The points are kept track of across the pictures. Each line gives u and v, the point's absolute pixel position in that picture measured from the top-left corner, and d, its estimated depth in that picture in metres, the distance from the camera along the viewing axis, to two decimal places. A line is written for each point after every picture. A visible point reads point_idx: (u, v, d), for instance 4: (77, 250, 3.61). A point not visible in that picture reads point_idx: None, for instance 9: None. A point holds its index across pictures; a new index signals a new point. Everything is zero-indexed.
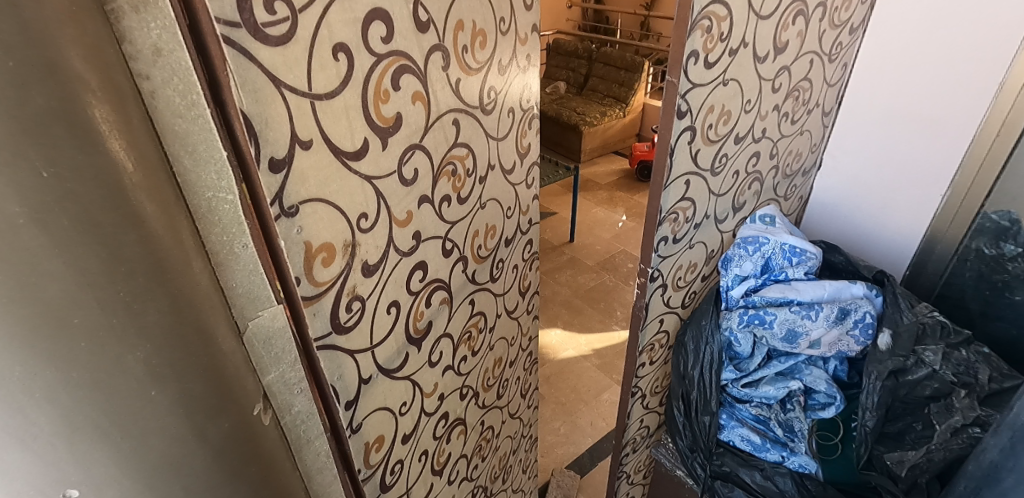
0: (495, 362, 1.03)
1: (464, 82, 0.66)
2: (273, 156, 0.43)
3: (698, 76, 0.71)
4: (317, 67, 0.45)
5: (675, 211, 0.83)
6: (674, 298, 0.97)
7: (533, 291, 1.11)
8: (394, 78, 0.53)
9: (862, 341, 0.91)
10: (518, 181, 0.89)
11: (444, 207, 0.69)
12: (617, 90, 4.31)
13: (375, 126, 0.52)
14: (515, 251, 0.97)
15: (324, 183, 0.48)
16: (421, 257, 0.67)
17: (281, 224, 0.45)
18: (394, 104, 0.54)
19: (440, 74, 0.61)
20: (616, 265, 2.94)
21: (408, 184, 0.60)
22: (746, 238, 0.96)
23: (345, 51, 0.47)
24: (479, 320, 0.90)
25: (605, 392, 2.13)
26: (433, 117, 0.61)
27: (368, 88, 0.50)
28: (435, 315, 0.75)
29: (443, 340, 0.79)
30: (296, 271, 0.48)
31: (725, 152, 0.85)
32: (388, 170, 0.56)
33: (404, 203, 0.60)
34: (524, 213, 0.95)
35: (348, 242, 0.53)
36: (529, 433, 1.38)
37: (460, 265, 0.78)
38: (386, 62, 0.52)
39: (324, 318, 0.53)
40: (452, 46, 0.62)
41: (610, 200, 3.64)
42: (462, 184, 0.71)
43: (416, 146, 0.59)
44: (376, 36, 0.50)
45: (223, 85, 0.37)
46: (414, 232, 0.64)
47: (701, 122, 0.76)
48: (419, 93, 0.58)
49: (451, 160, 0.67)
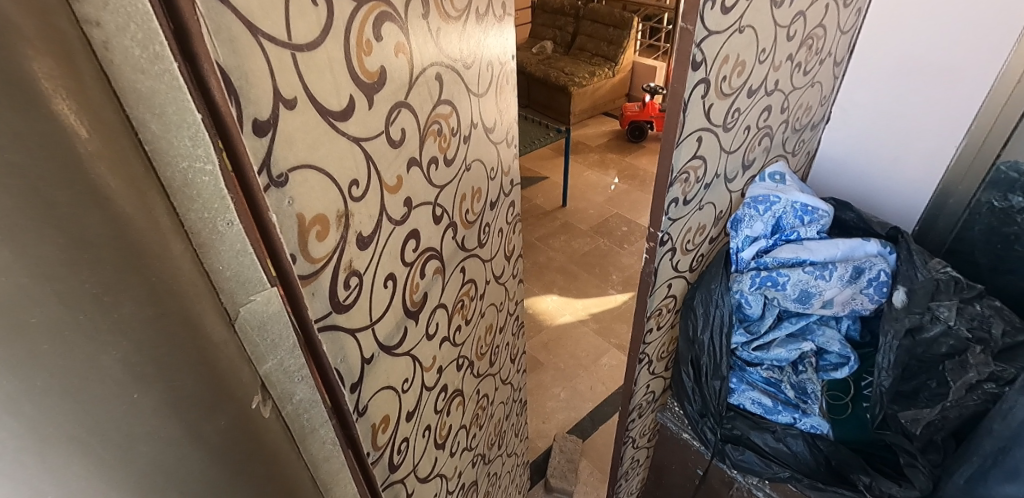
0: (486, 330, 1.01)
1: (444, 32, 0.61)
2: (257, 118, 0.37)
3: (714, 23, 0.65)
4: (295, 12, 0.38)
5: (687, 171, 0.78)
6: (683, 262, 0.94)
7: (517, 255, 1.10)
8: (375, 27, 0.48)
9: (876, 299, 0.90)
10: (499, 139, 0.86)
11: (433, 171, 0.64)
12: (606, 49, 4.17)
13: (361, 82, 0.47)
14: (499, 214, 0.93)
15: (313, 148, 0.43)
16: (414, 225, 0.62)
17: (271, 196, 0.39)
18: (377, 56, 0.49)
19: (420, 22, 0.55)
20: (610, 229, 2.91)
21: (396, 145, 0.55)
22: (756, 197, 0.92)
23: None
24: (471, 287, 0.87)
25: (603, 357, 2.14)
26: (416, 71, 0.56)
27: (350, 38, 0.45)
28: (430, 286, 0.71)
29: (439, 311, 0.76)
30: (291, 249, 0.43)
31: (737, 107, 0.80)
32: (377, 131, 0.51)
33: (394, 168, 0.55)
34: (507, 174, 0.93)
35: (342, 212, 0.48)
36: (518, 397, 1.37)
37: (450, 232, 0.73)
38: (366, 8, 0.46)
39: (323, 298, 0.48)
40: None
41: (601, 163, 3.57)
42: (448, 145, 0.66)
43: (402, 104, 0.54)
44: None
45: (195, 36, 0.31)
46: (405, 199, 0.59)
47: (716, 75, 0.71)
48: (401, 44, 0.52)
49: (437, 119, 0.62)
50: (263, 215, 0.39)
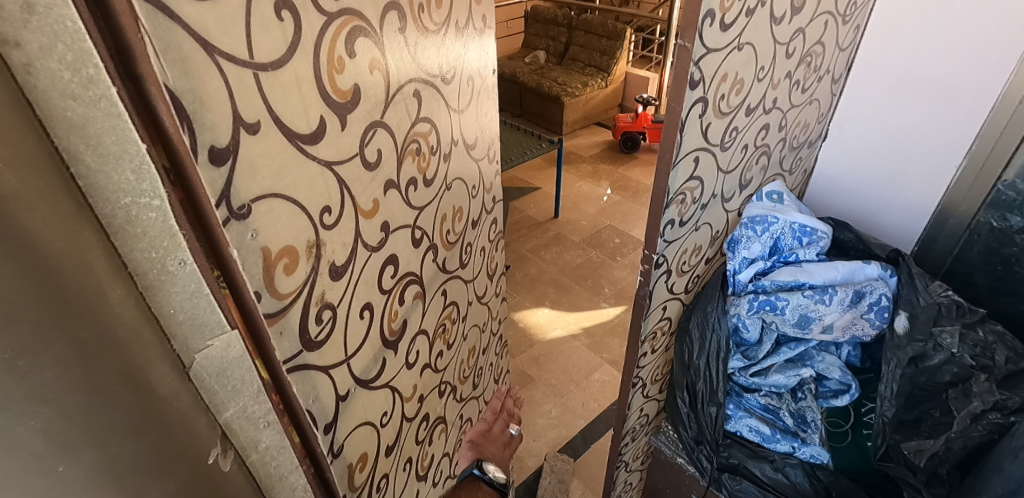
0: (469, 352, 0.97)
1: (423, 47, 0.58)
2: (213, 144, 0.33)
3: (713, 40, 0.62)
4: (257, 26, 0.35)
5: (683, 191, 0.75)
6: (678, 283, 0.91)
7: (500, 273, 1.07)
8: (348, 42, 0.44)
9: (878, 325, 0.87)
10: (480, 156, 0.84)
11: (411, 192, 0.60)
12: (599, 59, 4.17)
13: (332, 102, 0.43)
14: (481, 233, 0.90)
15: (279, 174, 0.39)
16: (392, 250, 0.59)
17: (231, 230, 0.35)
18: (350, 73, 0.45)
19: (396, 37, 0.52)
20: (602, 240, 2.88)
21: (372, 167, 0.51)
22: (754, 217, 0.89)
23: (289, 8, 0.37)
24: (453, 310, 0.83)
25: (595, 372, 2.10)
26: (393, 88, 0.52)
27: (320, 55, 0.41)
28: (410, 313, 0.67)
29: (419, 338, 0.72)
30: (254, 286, 0.39)
31: (735, 125, 0.77)
32: (350, 154, 0.47)
33: (370, 191, 0.52)
34: (488, 191, 0.90)
35: (313, 242, 0.44)
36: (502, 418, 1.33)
37: (430, 254, 0.70)
38: (338, 22, 0.43)
39: (293, 336, 0.44)
40: (407, 3, 0.54)
41: (593, 173, 3.55)
42: (427, 164, 0.63)
43: (378, 123, 0.50)
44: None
45: (139, 55, 0.27)
46: (383, 223, 0.55)
47: (714, 93, 0.68)
48: (376, 60, 0.49)
49: (416, 138, 0.59)
50: (223, 251, 0.35)
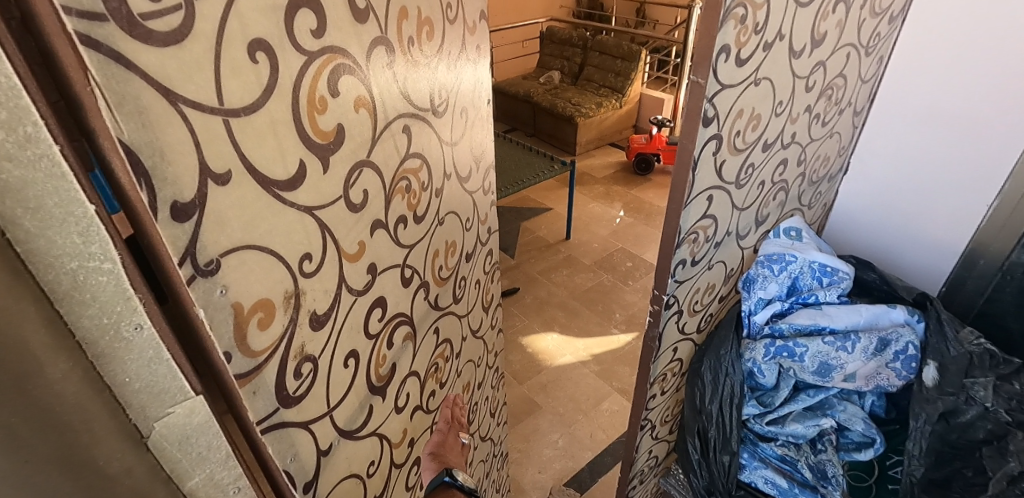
0: (464, 388, 0.93)
1: (414, 81, 0.56)
2: (176, 199, 0.30)
3: (729, 76, 0.59)
4: (228, 70, 0.33)
5: (696, 231, 0.71)
6: (689, 323, 0.86)
7: (495, 304, 1.04)
8: (331, 81, 0.42)
9: (906, 375, 0.83)
10: (474, 188, 0.81)
11: (400, 230, 0.58)
12: (614, 80, 4.16)
13: (313, 144, 0.41)
14: (476, 265, 0.87)
15: (251, 224, 0.37)
16: (379, 292, 0.56)
17: (197, 289, 0.33)
18: (333, 113, 0.43)
19: (385, 72, 0.50)
20: (614, 263, 2.83)
21: (357, 209, 0.48)
22: (772, 255, 0.87)
23: (265, 49, 0.35)
24: (446, 348, 0.80)
25: (604, 402, 2.04)
26: (381, 126, 0.50)
27: (300, 95, 0.39)
28: (399, 356, 0.64)
29: (409, 380, 0.68)
30: (224, 346, 0.36)
31: (752, 162, 0.73)
32: (333, 197, 0.44)
33: (355, 234, 0.49)
34: (483, 222, 0.88)
35: (290, 292, 0.42)
36: (498, 451, 1.29)
37: (421, 292, 0.67)
38: (320, 61, 0.40)
39: (268, 394, 0.41)
40: (396, 38, 0.51)
41: (606, 194, 3.52)
42: (418, 201, 0.60)
43: (364, 162, 0.48)
44: (304, 28, 0.38)
45: (89, 110, 0.25)
46: (369, 265, 0.52)
47: (729, 130, 0.65)
48: (363, 98, 0.46)
49: (406, 175, 0.57)
50: (188, 312, 0.32)
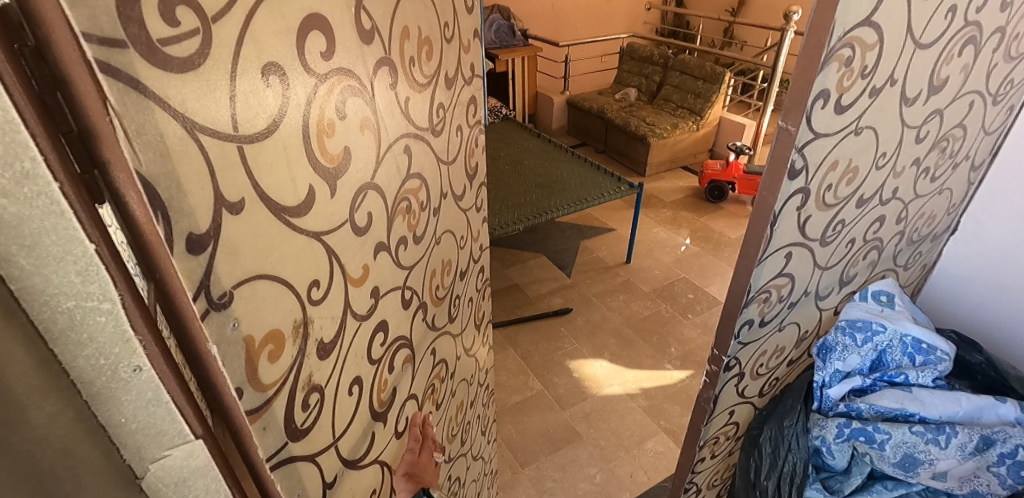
0: (458, 408, 0.90)
1: (415, 101, 0.55)
2: (191, 231, 0.29)
3: (824, 124, 0.51)
4: (244, 95, 0.31)
5: (768, 289, 0.63)
6: (750, 387, 0.78)
7: (487, 322, 1.02)
8: (339, 104, 0.41)
9: (1011, 485, 0.72)
10: (468, 206, 0.79)
11: (401, 252, 0.56)
12: (693, 101, 3.98)
13: (321, 168, 0.39)
14: (470, 283, 0.86)
15: (264, 252, 0.35)
16: (382, 316, 0.54)
17: (210, 324, 0.31)
18: (340, 136, 0.41)
19: (388, 93, 0.49)
20: (674, 294, 2.70)
21: (362, 232, 0.47)
22: (856, 322, 0.78)
23: (278, 72, 0.34)
24: (441, 368, 0.78)
25: (649, 441, 1.93)
26: (384, 146, 0.49)
27: (310, 119, 0.37)
28: (399, 379, 0.62)
29: (408, 403, 0.66)
30: (235, 382, 0.34)
31: (841, 218, 0.65)
32: (339, 221, 0.43)
33: (360, 257, 0.47)
34: (477, 239, 0.86)
35: (299, 321, 0.40)
36: (489, 469, 1.25)
37: (420, 314, 0.65)
38: (328, 83, 0.39)
39: (277, 428, 0.40)
40: (399, 59, 0.51)
41: (673, 220, 3.38)
42: (418, 221, 0.59)
43: (368, 185, 0.46)
44: (315, 50, 0.37)
45: (105, 139, 0.23)
46: (372, 289, 0.51)
47: (819, 183, 0.57)
48: (368, 119, 0.45)
49: (407, 195, 0.55)
50: (198, 348, 0.31)
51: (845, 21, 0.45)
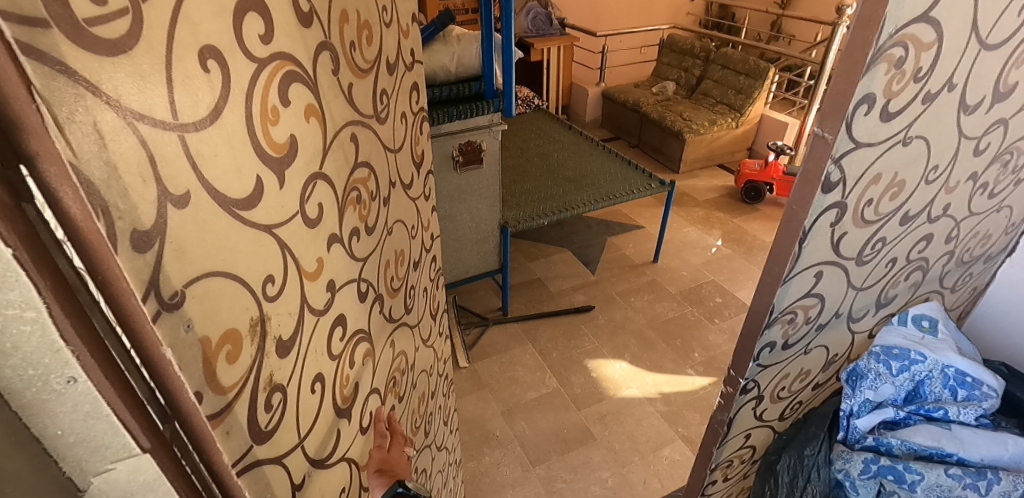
0: (420, 399, 0.88)
1: (359, 88, 0.53)
2: (135, 228, 0.26)
3: (866, 132, 0.46)
4: (182, 79, 0.28)
5: (793, 310, 0.58)
6: (769, 410, 0.73)
7: (442, 311, 1.00)
8: (282, 90, 0.38)
9: None
10: (417, 195, 0.78)
11: (354, 243, 0.54)
12: (733, 97, 3.82)
13: (267, 158, 0.36)
14: (423, 274, 0.84)
15: (217, 245, 0.32)
16: (340, 310, 0.51)
17: (161, 326, 0.28)
18: (286, 123, 0.39)
19: (330, 79, 0.46)
20: (702, 297, 2.62)
21: (313, 224, 0.44)
22: (892, 349, 0.72)
23: (217, 56, 0.31)
24: (402, 360, 0.75)
25: (665, 448, 1.88)
26: (330, 134, 0.46)
27: (252, 105, 0.35)
28: (361, 374, 0.59)
29: (371, 398, 0.63)
30: (194, 385, 0.31)
31: (882, 236, 0.58)
32: (290, 213, 0.40)
33: (313, 250, 0.45)
34: (426, 228, 0.85)
35: (256, 318, 0.37)
36: (453, 458, 1.22)
37: (376, 307, 0.62)
38: (269, 68, 0.36)
39: (241, 433, 0.37)
40: (338, 44, 0.48)
41: (705, 220, 3.27)
42: (369, 212, 0.56)
43: (317, 175, 0.44)
44: (251, 33, 0.34)
45: (30, 132, 0.20)
46: (328, 282, 0.48)
47: (857, 198, 0.51)
48: (312, 106, 0.43)
49: (356, 185, 0.53)
50: (151, 353, 0.27)
51: (897, 16, 0.39)
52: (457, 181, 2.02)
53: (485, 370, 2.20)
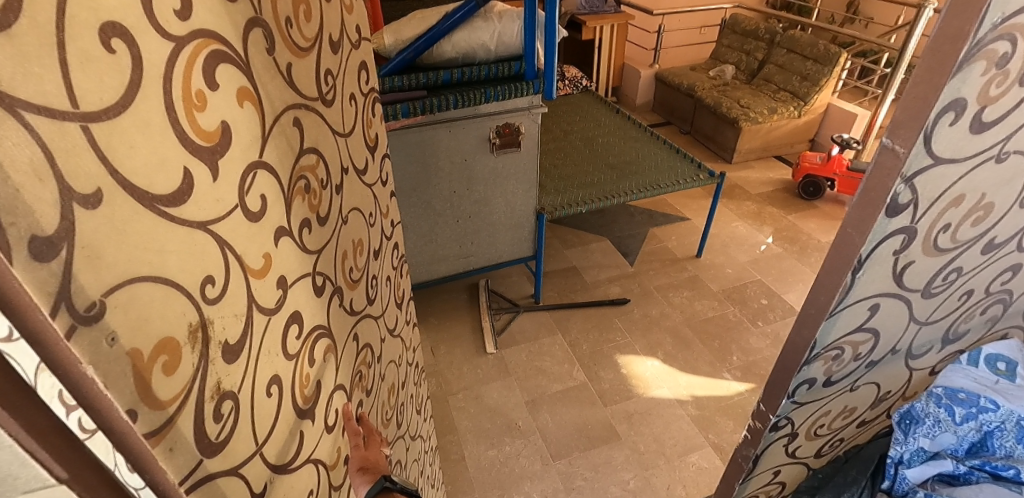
0: (390, 391, 0.85)
1: (299, 70, 0.49)
2: (33, 234, 0.22)
3: (949, 146, 0.37)
4: (78, 60, 0.24)
5: (839, 346, 0.50)
6: (803, 447, 0.65)
7: (408, 299, 0.96)
8: (208, 71, 0.34)
9: None
10: (372, 180, 0.73)
11: (306, 235, 0.50)
12: (797, 84, 3.55)
13: (196, 149, 0.32)
14: (385, 262, 0.80)
15: (142, 245, 0.28)
16: (295, 306, 0.48)
17: (79, 343, 0.25)
18: (215, 109, 0.34)
19: (265, 59, 0.42)
20: (745, 297, 2.48)
21: (256, 218, 0.40)
22: (958, 393, 0.67)
23: (123, 35, 0.27)
24: (367, 353, 0.72)
25: (693, 454, 1.80)
26: (269, 120, 0.42)
27: (172, 88, 0.30)
28: (323, 372, 0.56)
29: (336, 395, 0.60)
30: (126, 403, 0.28)
31: (958, 265, 0.49)
32: (229, 207, 0.36)
33: (258, 245, 0.41)
34: (386, 215, 0.81)
35: (196, 324, 0.34)
36: (430, 446, 1.20)
37: (336, 300, 0.59)
38: (191, 47, 0.32)
39: (188, 447, 0.34)
40: (274, 21, 0.44)
41: (756, 214, 3.09)
42: (320, 201, 0.53)
43: (258, 164, 0.40)
44: (165, 8, 0.30)
45: None
46: (279, 279, 0.44)
47: (930, 222, 0.42)
48: (246, 89, 0.39)
49: (304, 173, 0.49)
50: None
51: (1005, 1, 0.30)
52: (493, 163, 1.96)
53: (511, 357, 2.17)
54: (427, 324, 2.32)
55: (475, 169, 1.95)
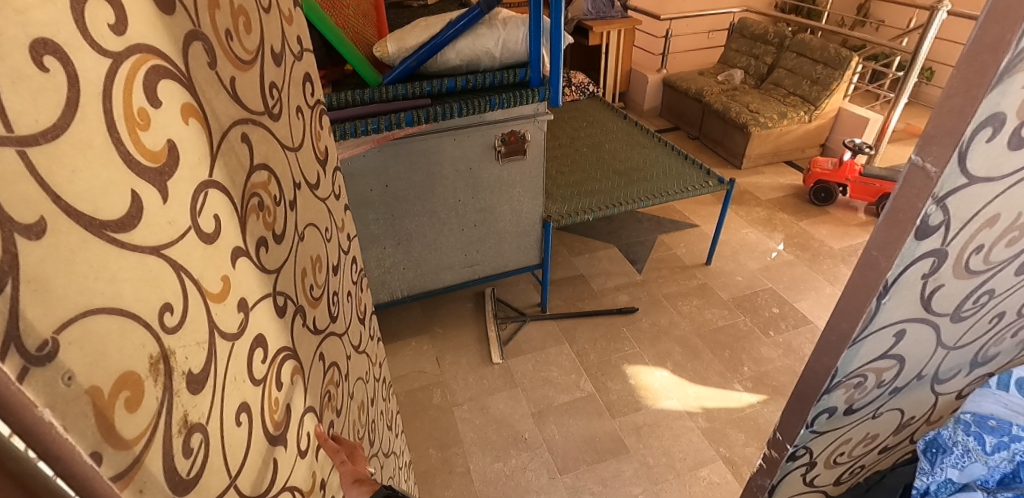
0: (359, 409, 0.82)
1: (243, 84, 0.46)
2: None
3: (983, 163, 0.34)
4: (10, 80, 0.22)
5: (862, 374, 0.47)
6: (822, 476, 0.61)
7: (369, 314, 0.94)
8: (150, 88, 0.32)
9: None
10: (325, 195, 0.71)
11: (263, 254, 0.47)
12: (807, 88, 3.50)
13: (142, 170, 0.30)
14: (344, 277, 0.78)
15: (93, 274, 0.26)
16: (257, 329, 0.45)
17: (34, 386, 0.22)
18: (160, 127, 0.32)
19: (207, 73, 0.40)
20: (756, 305, 2.43)
21: (211, 240, 0.38)
22: (988, 420, 0.68)
23: (56, 52, 0.25)
24: (334, 372, 0.69)
25: (704, 468, 1.76)
26: (217, 137, 0.40)
27: (114, 107, 0.28)
28: (292, 395, 0.53)
29: (307, 417, 0.57)
30: (88, 446, 0.26)
31: (991, 288, 0.46)
32: (182, 230, 0.34)
33: (215, 268, 0.38)
34: (342, 229, 0.78)
35: (157, 355, 0.31)
36: (402, 462, 1.18)
37: (299, 319, 0.57)
38: (131, 63, 0.30)
39: (158, 487, 0.31)
40: (213, 34, 0.42)
41: (767, 221, 3.04)
42: (275, 219, 0.50)
43: (209, 183, 0.38)
44: (100, 23, 0.28)
45: None
46: (239, 302, 0.42)
47: (963, 243, 0.39)
48: (190, 105, 0.36)
49: (256, 191, 0.47)
50: (24, 414, 0.22)
51: None
52: (498, 171, 1.94)
53: (517, 367, 2.14)
54: (431, 333, 2.30)
55: (480, 177, 1.92)
